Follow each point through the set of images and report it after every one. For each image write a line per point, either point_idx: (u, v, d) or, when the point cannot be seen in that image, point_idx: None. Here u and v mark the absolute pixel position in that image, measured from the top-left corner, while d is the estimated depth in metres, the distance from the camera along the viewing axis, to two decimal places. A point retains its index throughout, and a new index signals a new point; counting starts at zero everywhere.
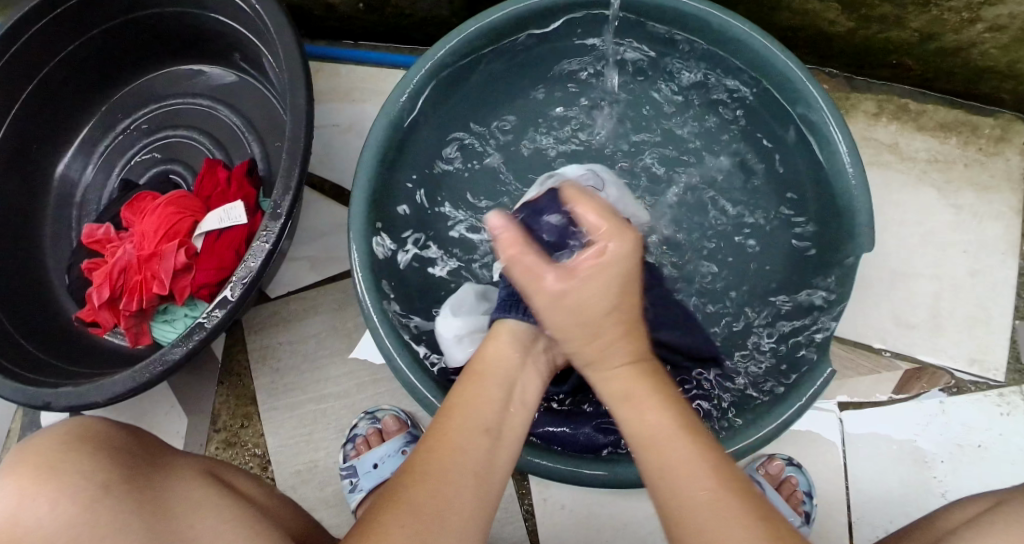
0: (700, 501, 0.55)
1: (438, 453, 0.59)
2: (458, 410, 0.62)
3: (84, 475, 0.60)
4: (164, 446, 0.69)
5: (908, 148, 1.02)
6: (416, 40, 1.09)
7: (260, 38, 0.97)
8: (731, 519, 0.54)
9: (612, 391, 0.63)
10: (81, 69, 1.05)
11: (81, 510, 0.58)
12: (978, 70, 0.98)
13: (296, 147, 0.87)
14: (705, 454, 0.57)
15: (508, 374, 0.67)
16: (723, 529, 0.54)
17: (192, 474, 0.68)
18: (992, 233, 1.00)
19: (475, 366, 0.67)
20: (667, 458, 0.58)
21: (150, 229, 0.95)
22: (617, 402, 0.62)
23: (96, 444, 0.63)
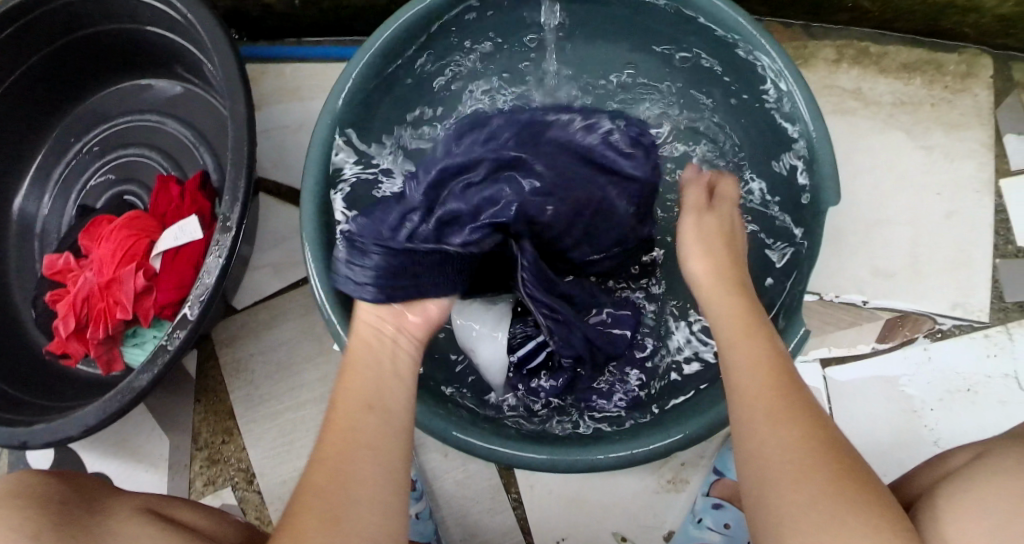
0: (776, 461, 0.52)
1: (332, 444, 0.59)
2: (343, 401, 0.63)
3: (12, 528, 0.58)
4: (100, 490, 0.68)
5: (872, 93, 0.99)
6: (360, 31, 1.06)
7: (197, 47, 0.95)
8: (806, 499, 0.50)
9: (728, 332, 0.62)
10: (23, 97, 1.02)
11: None
12: (936, 6, 0.95)
13: (241, 158, 0.86)
14: (801, 443, 0.53)
15: (383, 354, 0.68)
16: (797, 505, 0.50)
17: (129, 514, 0.66)
18: (965, 172, 0.97)
19: (353, 355, 0.68)
20: (763, 413, 0.55)
21: (107, 254, 0.93)
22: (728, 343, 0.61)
23: (24, 500, 0.61)
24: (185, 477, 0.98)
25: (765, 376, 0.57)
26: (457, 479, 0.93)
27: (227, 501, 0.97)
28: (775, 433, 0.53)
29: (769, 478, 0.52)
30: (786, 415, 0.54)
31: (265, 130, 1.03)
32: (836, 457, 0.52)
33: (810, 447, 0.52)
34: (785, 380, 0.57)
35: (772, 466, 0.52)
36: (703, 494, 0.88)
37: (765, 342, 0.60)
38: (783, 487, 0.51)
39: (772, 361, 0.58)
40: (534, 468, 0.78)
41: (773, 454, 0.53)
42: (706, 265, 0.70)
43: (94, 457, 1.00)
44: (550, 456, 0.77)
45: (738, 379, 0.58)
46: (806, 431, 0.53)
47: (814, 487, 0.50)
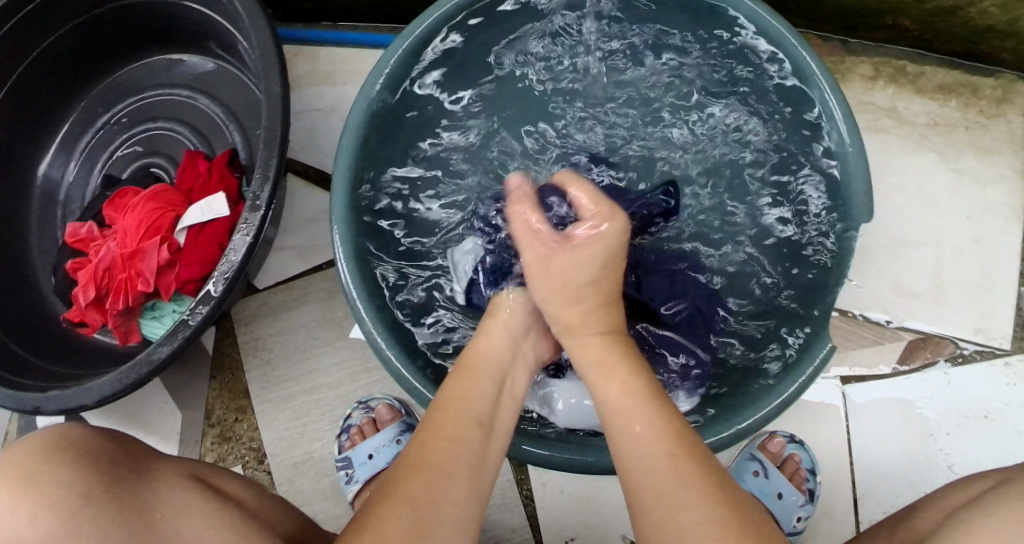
0: (652, 459, 0.56)
1: (427, 445, 0.58)
2: (452, 400, 0.62)
3: (63, 486, 0.59)
4: (150, 454, 0.69)
5: (906, 113, 0.99)
6: (396, 19, 1.06)
7: (234, 24, 0.94)
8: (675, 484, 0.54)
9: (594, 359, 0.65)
10: (55, 63, 1.02)
11: (59, 524, 0.58)
12: (977, 29, 0.94)
13: (273, 137, 0.85)
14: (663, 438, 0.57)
15: (501, 365, 0.67)
16: (671, 492, 0.53)
17: (175, 479, 0.67)
18: (995, 197, 0.97)
19: (469, 357, 0.68)
20: (635, 421, 0.58)
21: (130, 227, 0.92)
22: (597, 377, 0.64)
23: (73, 451, 0.62)
24: (196, 454, 0.98)
25: (617, 370, 0.63)
26: None
27: None
28: (619, 407, 0.60)
29: (651, 468, 0.55)
30: (644, 407, 0.59)
31: (296, 112, 1.03)
32: (683, 438, 0.57)
33: (667, 436, 0.57)
34: (627, 368, 0.63)
35: (648, 453, 0.56)
36: None
37: (604, 341, 0.66)
38: (642, 459, 0.56)
39: (638, 391, 0.61)
40: (550, 466, 0.77)
41: (641, 426, 0.58)
42: (540, 280, 0.70)
43: (106, 428, 1.00)
44: (568, 456, 0.77)
45: (617, 407, 0.60)
46: (673, 427, 0.57)
47: (676, 469, 0.55)
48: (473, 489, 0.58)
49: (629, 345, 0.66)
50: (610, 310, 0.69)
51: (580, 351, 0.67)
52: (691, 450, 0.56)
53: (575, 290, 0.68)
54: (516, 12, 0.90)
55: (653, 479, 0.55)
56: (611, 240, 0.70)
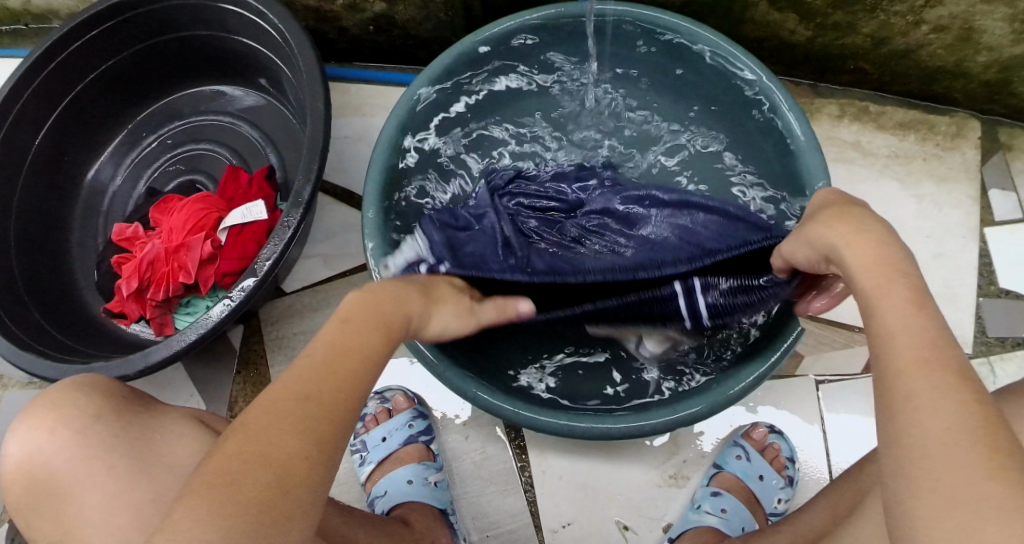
0: (934, 437, 0.52)
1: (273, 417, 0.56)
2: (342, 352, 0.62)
3: (81, 410, 0.69)
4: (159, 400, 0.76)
5: (870, 145, 1.11)
6: (420, 60, 1.20)
7: (279, 56, 1.08)
8: (967, 474, 0.50)
9: (889, 331, 0.57)
10: (113, 86, 1.16)
11: (76, 433, 0.68)
12: (928, 71, 1.08)
13: (315, 145, 0.98)
14: (955, 413, 0.52)
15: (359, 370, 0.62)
16: (955, 475, 0.50)
17: (182, 420, 0.73)
18: (952, 219, 1.08)
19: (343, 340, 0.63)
20: (912, 380, 0.54)
21: (179, 224, 1.04)
22: (881, 338, 0.57)
23: (92, 387, 0.72)
24: None
25: (920, 351, 0.55)
26: (473, 460, 1.00)
27: None
28: (934, 418, 0.52)
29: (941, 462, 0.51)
30: (946, 392, 0.53)
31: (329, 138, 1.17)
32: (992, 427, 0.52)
33: (967, 410, 0.52)
34: (940, 364, 0.54)
35: (929, 431, 0.52)
36: (703, 485, 0.96)
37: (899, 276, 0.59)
38: (936, 446, 0.51)
39: (922, 335, 0.56)
40: (553, 433, 0.84)
41: (947, 416, 0.52)
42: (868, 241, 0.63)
43: None
44: (569, 423, 0.83)
45: (893, 356, 0.56)
46: (923, 360, 0.55)
47: (962, 458, 0.51)
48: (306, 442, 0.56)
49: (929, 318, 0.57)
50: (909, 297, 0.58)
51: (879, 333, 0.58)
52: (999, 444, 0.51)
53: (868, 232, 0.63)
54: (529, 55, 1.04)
55: (942, 477, 0.51)
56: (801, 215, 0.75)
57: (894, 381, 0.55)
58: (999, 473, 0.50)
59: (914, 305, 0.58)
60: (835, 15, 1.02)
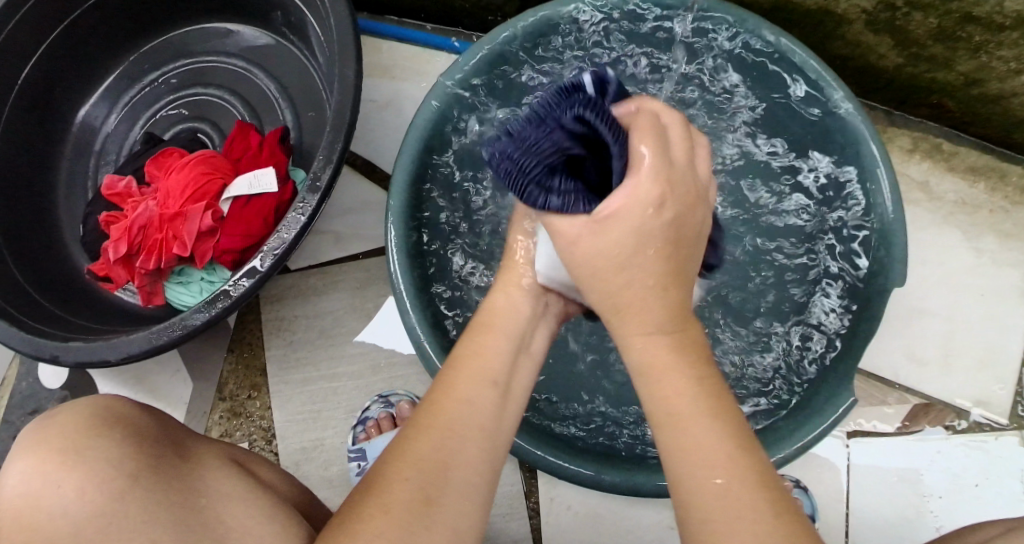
0: (712, 490, 0.51)
1: (419, 437, 0.57)
2: (452, 368, 0.62)
3: (110, 464, 0.57)
4: (189, 433, 0.67)
5: (937, 188, 1.04)
6: (464, 23, 1.06)
7: (307, 5, 0.95)
8: (742, 508, 0.50)
9: (633, 337, 0.57)
10: (116, 12, 1.03)
11: (106, 501, 0.56)
12: (1014, 120, 0.99)
13: (340, 123, 0.84)
14: (730, 439, 0.52)
15: (518, 326, 0.68)
16: (735, 520, 0.49)
17: (215, 464, 0.65)
18: (1008, 281, 1.03)
19: (486, 317, 0.68)
20: (689, 432, 0.53)
21: (176, 188, 0.93)
22: (645, 367, 0.56)
23: (122, 430, 0.60)
24: (203, 424, 0.98)
25: (674, 409, 0.54)
26: None
27: None
28: (693, 448, 0.52)
29: (680, 452, 0.53)
30: (707, 445, 0.52)
31: None
32: (776, 504, 0.50)
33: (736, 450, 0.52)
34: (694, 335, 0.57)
35: (667, 398, 0.54)
36: None
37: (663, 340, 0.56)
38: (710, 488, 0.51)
39: (688, 395, 0.54)
40: (575, 481, 0.78)
41: (653, 331, 0.56)
42: (585, 222, 0.58)
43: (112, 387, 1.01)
44: (594, 473, 0.78)
45: (684, 437, 0.53)
46: (712, 407, 0.53)
47: (731, 498, 0.50)
48: (477, 443, 0.58)
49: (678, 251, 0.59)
50: (663, 244, 0.57)
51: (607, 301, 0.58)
52: (794, 520, 0.50)
53: (617, 255, 0.57)
54: (600, 47, 0.95)
55: (713, 495, 0.51)
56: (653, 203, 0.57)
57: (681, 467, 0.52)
58: (760, 484, 0.51)
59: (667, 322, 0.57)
60: (932, 47, 0.92)
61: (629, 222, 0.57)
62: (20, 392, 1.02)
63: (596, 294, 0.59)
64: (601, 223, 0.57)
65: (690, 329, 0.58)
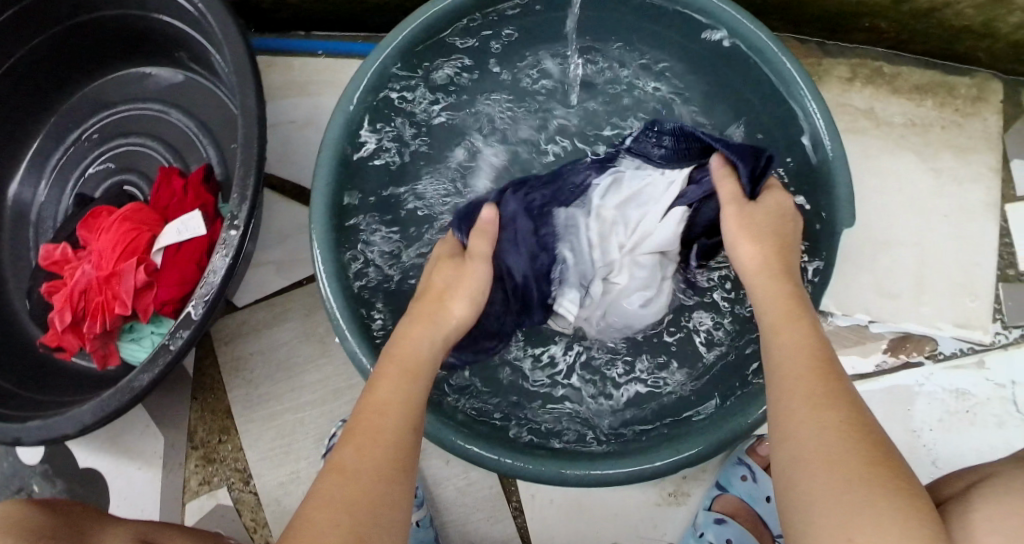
0: (807, 436, 0.52)
1: (332, 489, 0.55)
2: (373, 410, 0.61)
3: None
4: (90, 520, 0.71)
5: (884, 113, 1.00)
6: (373, 27, 1.03)
7: (206, 38, 0.92)
8: (832, 436, 0.51)
9: (778, 308, 0.61)
10: (24, 79, 1.01)
11: None
12: (951, 30, 0.95)
13: (250, 155, 0.83)
14: (831, 396, 0.53)
15: (430, 366, 0.66)
16: (821, 445, 0.51)
17: None
18: (973, 196, 0.98)
19: (400, 351, 0.66)
20: (796, 386, 0.54)
21: (107, 248, 0.92)
22: (773, 331, 0.60)
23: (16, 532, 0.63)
24: (181, 475, 0.97)
25: (814, 363, 0.56)
26: (458, 486, 0.93)
27: (223, 501, 0.97)
28: (786, 399, 0.54)
29: (806, 399, 0.53)
30: (805, 350, 0.57)
31: (271, 125, 1.00)
32: (873, 446, 0.50)
33: (847, 419, 0.52)
34: (794, 315, 0.60)
35: (788, 343, 0.58)
36: (704, 508, 0.89)
37: (815, 331, 0.59)
38: (813, 435, 0.51)
39: (812, 352, 0.56)
40: (539, 480, 0.78)
41: (791, 328, 0.59)
42: (752, 248, 0.66)
43: (86, 453, 0.99)
44: (558, 469, 0.77)
45: (781, 381, 0.56)
46: (818, 370, 0.55)
47: (837, 452, 0.50)
48: (402, 482, 0.57)
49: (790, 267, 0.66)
50: (769, 265, 0.65)
51: (754, 271, 0.65)
52: (882, 460, 0.50)
53: (765, 236, 0.66)
54: (510, 26, 0.91)
55: (802, 430, 0.52)
56: (771, 223, 0.68)
57: (786, 402, 0.54)
58: (858, 441, 0.51)
59: (790, 313, 0.60)
60: None
61: (773, 213, 0.69)
62: (3, 471, 0.99)
63: (756, 271, 0.65)
64: (755, 215, 0.68)
65: (797, 306, 0.61)
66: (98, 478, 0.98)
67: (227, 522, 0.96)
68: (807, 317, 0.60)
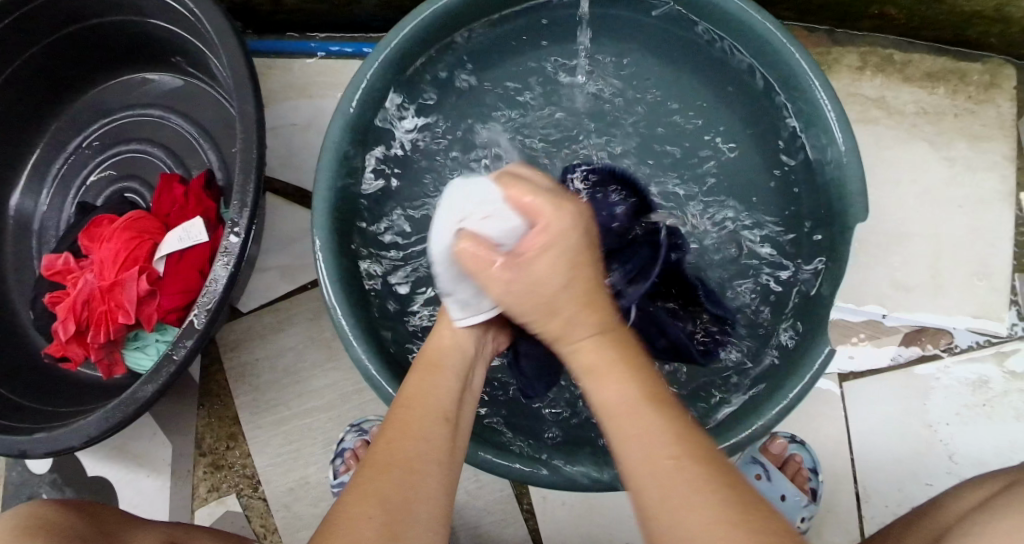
0: (693, 522, 0.47)
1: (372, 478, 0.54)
2: (405, 402, 0.60)
3: None
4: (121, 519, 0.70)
5: (895, 102, 0.98)
6: (371, 26, 1.02)
7: (203, 42, 0.91)
8: (704, 525, 0.47)
9: (581, 363, 0.57)
10: (24, 88, 0.99)
11: None
12: (964, 15, 0.93)
13: (249, 159, 0.82)
14: (677, 478, 0.49)
15: (466, 360, 0.65)
16: (688, 531, 0.47)
17: None
18: (987, 185, 0.96)
19: (432, 349, 0.65)
20: (629, 446, 0.51)
21: (109, 257, 0.91)
22: (584, 374, 0.56)
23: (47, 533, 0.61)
24: (189, 483, 0.97)
25: (650, 445, 0.51)
26: (467, 490, 0.92)
27: (232, 508, 0.96)
28: (639, 462, 0.51)
29: (644, 469, 0.50)
30: (644, 420, 0.52)
31: (271, 128, 0.99)
32: (754, 542, 0.46)
33: (708, 496, 0.48)
34: (593, 309, 0.58)
35: (610, 406, 0.53)
36: None
37: (598, 352, 0.56)
38: (651, 478, 0.49)
39: (632, 414, 0.52)
40: (547, 486, 0.76)
41: (611, 385, 0.54)
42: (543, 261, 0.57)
43: (95, 462, 0.99)
44: (568, 476, 0.76)
45: (623, 430, 0.52)
46: (677, 441, 0.51)
47: (732, 541, 0.46)
48: (443, 472, 0.56)
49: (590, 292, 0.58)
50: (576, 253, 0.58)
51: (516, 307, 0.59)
52: None
53: (543, 292, 0.57)
54: (511, 22, 0.89)
55: (672, 518, 0.48)
56: (567, 239, 0.58)
57: (634, 464, 0.51)
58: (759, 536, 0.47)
59: (622, 357, 0.56)
60: None
61: (564, 229, 0.58)
62: (12, 481, 0.99)
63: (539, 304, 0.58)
64: (523, 261, 0.58)
65: (620, 352, 0.56)
66: (107, 486, 0.98)
67: (236, 529, 0.96)
68: (639, 361, 0.56)
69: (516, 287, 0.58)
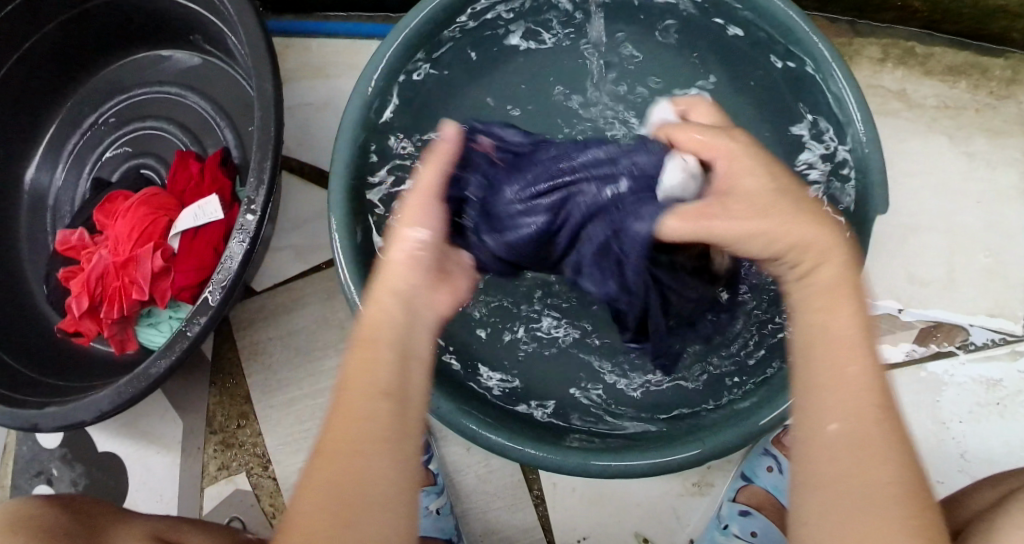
0: (879, 497, 0.48)
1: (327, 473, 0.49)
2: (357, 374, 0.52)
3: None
4: (105, 516, 0.72)
5: (916, 95, 0.97)
6: (390, 7, 1.01)
7: (221, 19, 0.91)
8: (891, 512, 0.47)
9: (808, 303, 0.55)
10: (40, 62, 0.99)
11: None
12: (987, 9, 0.92)
13: (267, 137, 0.82)
14: (884, 458, 0.49)
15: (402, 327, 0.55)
16: (878, 513, 0.47)
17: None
18: (1006, 181, 0.96)
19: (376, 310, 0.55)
20: (862, 424, 0.50)
21: (123, 233, 0.91)
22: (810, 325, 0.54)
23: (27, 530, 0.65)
24: (200, 461, 0.97)
25: (860, 402, 0.50)
26: (478, 474, 0.92)
27: (241, 487, 0.96)
28: (845, 435, 0.50)
29: (850, 444, 0.49)
30: (868, 378, 0.51)
31: (288, 107, 0.99)
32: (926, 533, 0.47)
33: (895, 475, 0.48)
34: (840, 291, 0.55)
35: (850, 373, 0.51)
36: (728, 500, 0.87)
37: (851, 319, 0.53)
38: (859, 467, 0.49)
39: (863, 384, 0.51)
40: (561, 470, 0.76)
41: (849, 329, 0.53)
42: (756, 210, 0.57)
43: (105, 437, 0.99)
44: (582, 460, 0.76)
45: (834, 403, 0.51)
46: (873, 410, 0.50)
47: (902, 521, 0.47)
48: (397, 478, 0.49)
49: (829, 225, 0.57)
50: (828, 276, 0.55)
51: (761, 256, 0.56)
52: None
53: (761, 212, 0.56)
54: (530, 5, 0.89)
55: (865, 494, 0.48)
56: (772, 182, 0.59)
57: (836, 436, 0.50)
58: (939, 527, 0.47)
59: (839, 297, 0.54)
60: None
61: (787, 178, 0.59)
62: (23, 456, 0.99)
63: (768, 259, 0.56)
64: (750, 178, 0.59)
65: (836, 301, 0.54)
66: (117, 463, 0.98)
67: (246, 507, 0.96)
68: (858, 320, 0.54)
69: (748, 206, 0.57)
